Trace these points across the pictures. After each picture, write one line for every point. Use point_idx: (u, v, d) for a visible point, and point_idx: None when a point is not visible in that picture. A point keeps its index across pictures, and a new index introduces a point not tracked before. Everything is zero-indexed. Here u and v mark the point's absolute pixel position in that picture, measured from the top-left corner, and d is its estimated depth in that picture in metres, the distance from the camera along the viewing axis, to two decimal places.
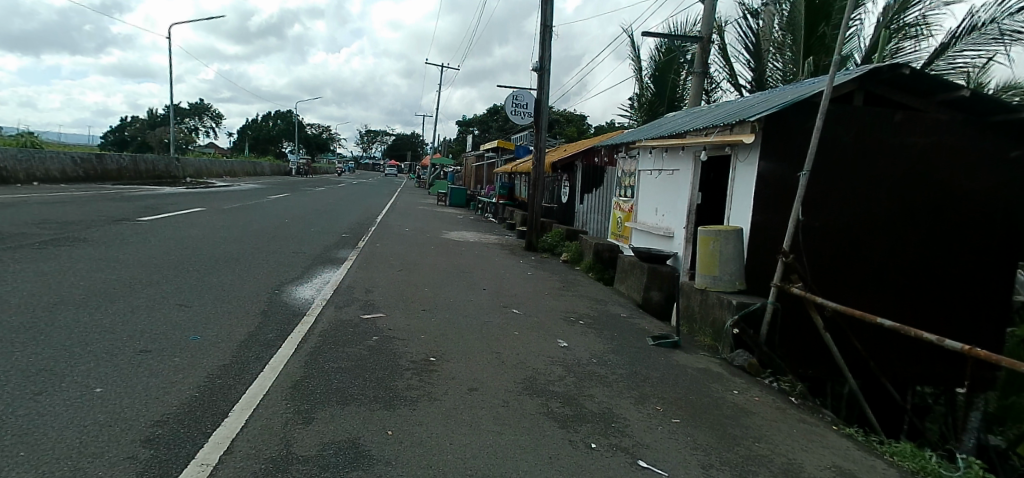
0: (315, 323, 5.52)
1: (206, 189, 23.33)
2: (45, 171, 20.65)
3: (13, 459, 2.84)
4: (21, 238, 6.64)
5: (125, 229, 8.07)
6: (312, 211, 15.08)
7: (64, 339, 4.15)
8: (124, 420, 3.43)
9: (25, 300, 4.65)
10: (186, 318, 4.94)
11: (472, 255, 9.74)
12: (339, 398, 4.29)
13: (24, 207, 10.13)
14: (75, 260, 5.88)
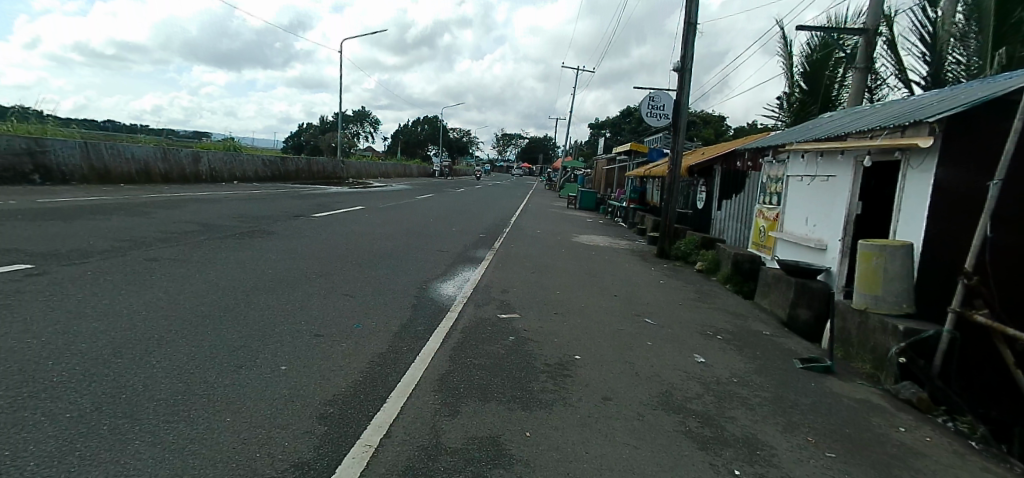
0: (458, 319, 5.76)
1: (365, 189, 25.34)
2: (241, 173, 23.65)
3: (222, 423, 3.28)
4: (226, 229, 7.72)
5: (302, 224, 9.09)
6: (450, 210, 15.89)
7: (260, 319, 4.74)
8: (303, 397, 3.81)
9: (233, 283, 5.39)
10: (351, 307, 5.41)
11: (603, 260, 9.62)
12: (481, 395, 4.42)
13: (228, 202, 11.80)
14: (266, 250, 6.69)
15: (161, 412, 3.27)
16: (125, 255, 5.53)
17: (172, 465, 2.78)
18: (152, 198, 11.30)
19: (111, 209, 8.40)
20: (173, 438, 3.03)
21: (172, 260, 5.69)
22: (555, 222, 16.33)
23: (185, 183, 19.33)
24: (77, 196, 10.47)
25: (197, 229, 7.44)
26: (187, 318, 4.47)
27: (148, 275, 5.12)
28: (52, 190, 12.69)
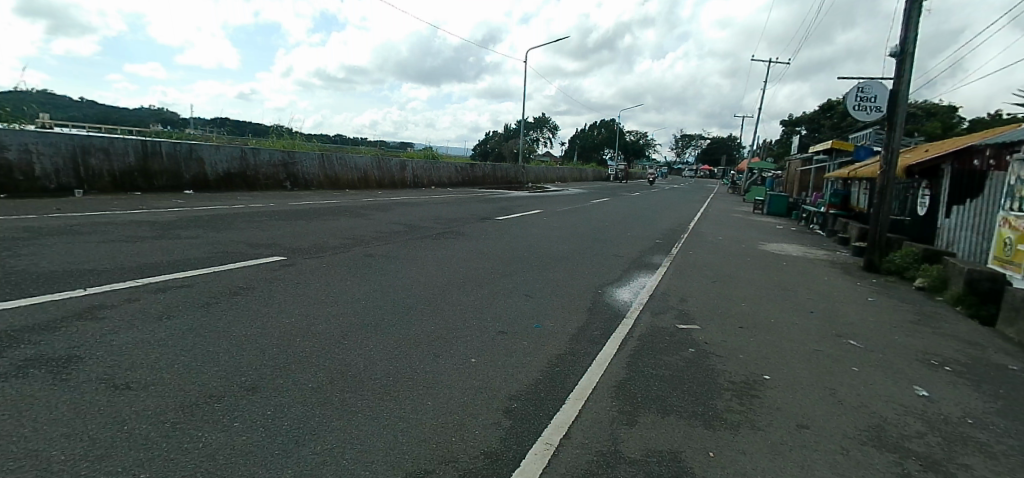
0: (635, 326, 5.63)
1: (540, 193, 26.02)
2: (438, 179, 25.65)
3: (424, 407, 3.60)
4: (426, 229, 8.57)
5: (487, 226, 9.67)
6: (620, 214, 15.69)
7: (456, 312, 5.10)
8: (490, 390, 4.02)
9: (434, 277, 5.88)
10: (534, 307, 5.59)
11: (793, 271, 8.72)
12: (662, 406, 4.23)
13: (426, 205, 13.02)
14: (457, 250, 7.26)
15: (377, 392, 3.70)
16: (350, 251, 6.38)
17: (386, 440, 3.13)
18: (370, 201, 12.91)
19: (343, 211, 9.80)
20: (385, 416, 3.41)
21: (385, 255, 6.42)
22: (736, 227, 15.17)
23: (394, 188, 21.61)
24: (316, 199, 12.44)
25: (403, 229, 8.32)
26: (399, 307, 4.96)
27: (366, 266, 5.84)
28: (298, 194, 15.05)
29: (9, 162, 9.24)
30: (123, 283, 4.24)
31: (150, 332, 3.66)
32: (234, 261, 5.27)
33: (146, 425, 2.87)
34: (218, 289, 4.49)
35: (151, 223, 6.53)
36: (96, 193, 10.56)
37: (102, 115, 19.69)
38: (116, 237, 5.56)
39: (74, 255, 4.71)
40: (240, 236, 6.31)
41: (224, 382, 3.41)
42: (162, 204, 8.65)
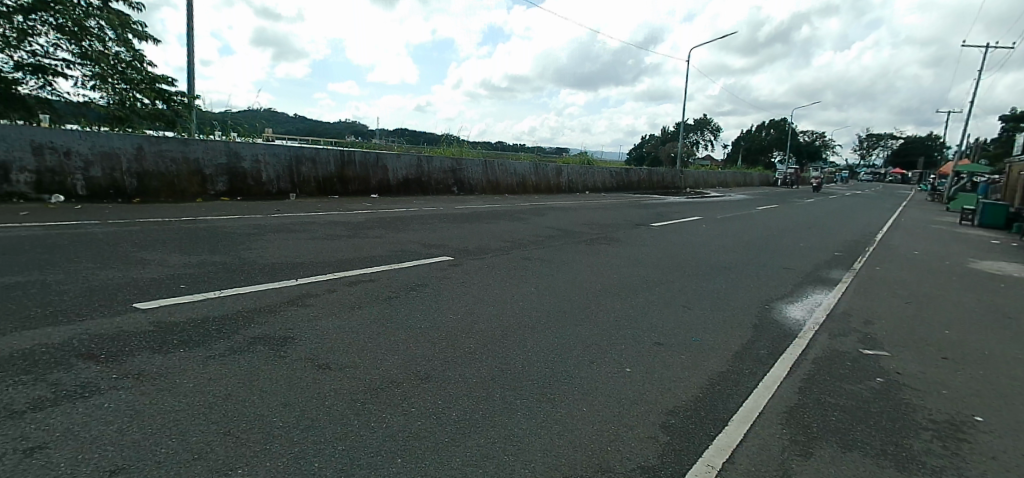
0: (808, 348, 5.08)
1: (698, 198, 24.37)
2: (599, 183, 24.31)
3: (582, 412, 3.55)
4: (581, 234, 8.64)
5: (641, 232, 9.47)
6: (786, 222, 14.35)
7: (614, 319, 5.02)
8: (647, 403, 3.82)
9: (590, 283, 5.87)
10: (692, 319, 5.32)
11: (1018, 296, 7.19)
12: (841, 434, 3.71)
13: (581, 211, 13.02)
14: (612, 256, 7.21)
15: (535, 394, 3.70)
16: (510, 253, 6.63)
17: (545, 442, 3.15)
18: (527, 206, 13.26)
19: (506, 215, 10.20)
20: (544, 417, 3.42)
21: (542, 259, 6.56)
22: (936, 241, 12.97)
23: (550, 193, 20.70)
24: (479, 204, 13.12)
25: (558, 233, 8.46)
26: (558, 309, 5.01)
27: (526, 270, 6.01)
28: (464, 198, 15.38)
29: (244, 170, 11.06)
30: (325, 275, 4.84)
31: (345, 320, 4.09)
32: (411, 259, 5.74)
33: (341, 402, 3.22)
34: (397, 285, 4.90)
35: (348, 223, 7.42)
36: (304, 197, 12.03)
37: (307, 129, 22.96)
38: (319, 234, 6.40)
39: (287, 249, 5.50)
40: (416, 237, 6.91)
41: (403, 370, 3.68)
42: (354, 207, 9.77)
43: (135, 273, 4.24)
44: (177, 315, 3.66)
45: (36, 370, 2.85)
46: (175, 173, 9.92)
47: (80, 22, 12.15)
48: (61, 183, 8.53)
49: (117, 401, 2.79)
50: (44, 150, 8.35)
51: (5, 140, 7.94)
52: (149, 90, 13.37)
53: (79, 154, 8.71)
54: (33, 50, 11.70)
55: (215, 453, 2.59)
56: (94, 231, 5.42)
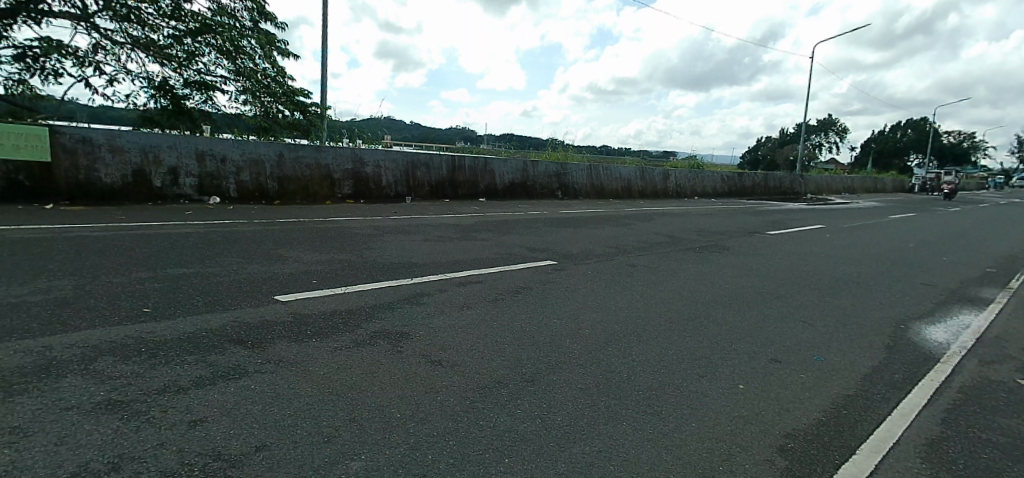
0: (952, 375, 4.48)
1: (819, 205, 22.40)
2: (710, 189, 22.76)
3: (693, 424, 3.35)
4: (689, 241, 8.34)
5: (755, 241, 8.95)
6: (927, 233, 12.77)
7: (725, 332, 4.75)
8: (761, 423, 3.48)
9: (700, 293, 5.63)
10: (814, 336, 4.92)
11: None
12: (1002, 469, 3.18)
13: (689, 217, 12.49)
14: (723, 265, 6.86)
15: (638, 405, 3.50)
16: (614, 259, 6.53)
17: (654, 453, 3.00)
18: (632, 211, 12.98)
19: (613, 221, 10.05)
20: (653, 427, 3.27)
21: (647, 267, 6.39)
22: None
23: (656, 198, 19.67)
24: (584, 208, 13.07)
25: (665, 240, 8.22)
26: (666, 319, 4.83)
27: (631, 277, 5.89)
28: (568, 203, 15.08)
29: (367, 175, 11.71)
30: (437, 275, 5.06)
31: (456, 319, 4.21)
32: (516, 263, 5.82)
33: (450, 398, 3.29)
34: (503, 287, 4.99)
35: (457, 226, 7.70)
36: (419, 200, 12.48)
37: (423, 135, 24.20)
38: (431, 236, 6.70)
39: (402, 250, 5.81)
40: (521, 241, 7.02)
41: (510, 369, 3.68)
42: (463, 210, 10.10)
43: (275, 268, 4.69)
44: (310, 308, 3.99)
45: (199, 351, 3.21)
46: (308, 177, 10.77)
47: (235, 42, 13.53)
48: (216, 186, 9.58)
49: (252, 386, 3.03)
50: (205, 157, 9.47)
51: (176, 147, 9.15)
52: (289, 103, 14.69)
53: (232, 160, 9.78)
54: (198, 68, 13.25)
55: (340, 438, 2.76)
56: (241, 228, 6.06)
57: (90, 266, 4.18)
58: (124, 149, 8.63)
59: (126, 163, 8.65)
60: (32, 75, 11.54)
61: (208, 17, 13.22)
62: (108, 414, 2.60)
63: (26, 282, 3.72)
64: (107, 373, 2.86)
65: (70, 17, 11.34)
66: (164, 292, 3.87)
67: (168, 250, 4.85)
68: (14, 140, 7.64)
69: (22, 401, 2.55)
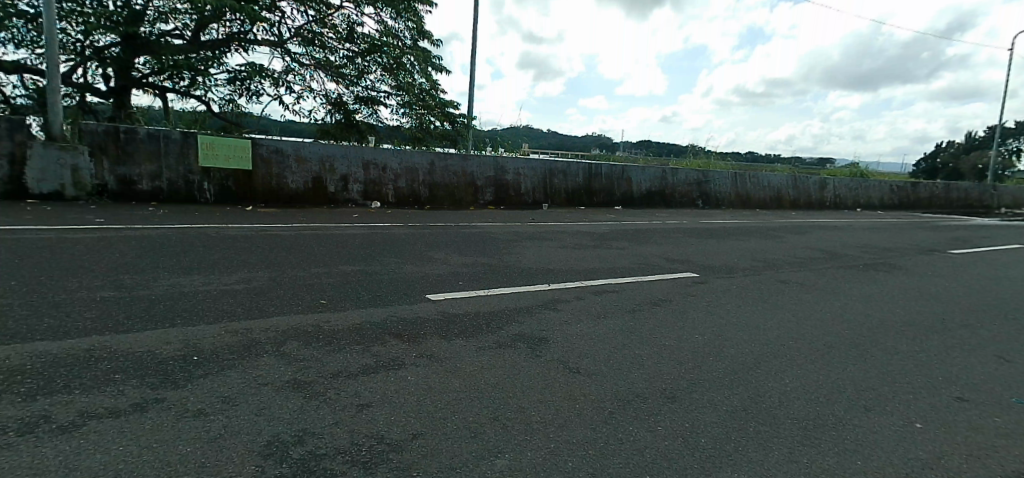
0: None
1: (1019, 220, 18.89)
2: (876, 200, 20.21)
3: (860, 462, 2.94)
4: (851, 258, 7.57)
5: (934, 260, 7.85)
6: None
7: (895, 361, 4.22)
8: (946, 468, 2.97)
9: (864, 315, 5.08)
10: (1015, 374, 4.17)
11: None
12: None
13: (850, 231, 11.26)
14: (892, 286, 6.13)
15: (793, 432, 3.17)
16: (762, 274, 6.12)
17: None
18: (782, 223, 12.00)
19: (763, 234, 9.39)
20: (813, 459, 2.93)
21: (800, 283, 5.90)
22: None
23: (810, 210, 17.99)
24: (727, 219, 12.36)
25: (822, 256, 7.52)
26: (822, 342, 4.42)
27: (783, 294, 5.48)
28: (710, 213, 14.36)
29: (508, 182, 12.14)
30: (574, 282, 5.10)
31: (594, 327, 4.19)
32: (655, 274, 5.68)
33: (591, 407, 3.20)
34: (640, 298, 4.88)
35: (594, 234, 7.71)
36: (556, 207, 12.65)
37: (559, 143, 24.41)
38: (568, 243, 6.79)
39: (541, 255, 5.96)
40: (659, 251, 6.84)
41: (649, 384, 3.49)
42: (601, 218, 10.06)
43: (426, 269, 5.03)
44: (458, 307, 4.23)
45: (365, 341, 3.53)
46: (454, 184, 11.42)
47: (399, 60, 14.84)
48: (377, 192, 10.48)
49: (408, 377, 3.26)
50: (369, 166, 10.40)
51: (347, 157, 10.17)
52: (440, 114, 16.12)
53: (391, 169, 10.64)
54: (367, 85, 14.67)
55: (485, 436, 2.84)
56: (397, 231, 6.61)
57: (278, 260, 4.79)
58: (307, 159, 9.78)
59: (308, 171, 9.79)
60: (239, 96, 13.52)
61: (377, 38, 14.46)
62: (296, 393, 2.94)
63: (232, 271, 4.35)
64: (294, 355, 3.24)
65: (269, 44, 13.12)
66: (337, 286, 4.31)
67: (338, 248, 5.42)
68: (227, 152, 9.05)
69: (232, 373, 2.97)
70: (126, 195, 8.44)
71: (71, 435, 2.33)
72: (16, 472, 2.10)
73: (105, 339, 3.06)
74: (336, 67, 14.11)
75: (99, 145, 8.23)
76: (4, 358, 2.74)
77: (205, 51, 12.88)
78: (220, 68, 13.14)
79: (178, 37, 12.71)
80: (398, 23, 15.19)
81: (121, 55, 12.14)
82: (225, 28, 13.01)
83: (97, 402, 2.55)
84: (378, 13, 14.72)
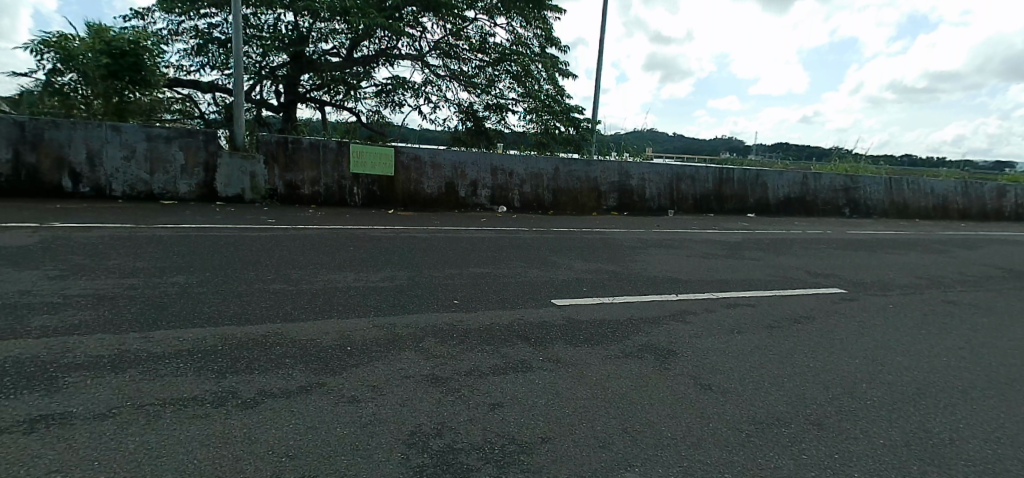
0: None
1: None
2: None
3: None
4: None
5: None
6: None
7: None
8: None
9: None
10: None
11: None
12: None
13: None
14: None
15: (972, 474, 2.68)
16: (924, 293, 5.44)
17: None
18: (948, 236, 10.55)
19: (927, 248, 8.33)
20: None
21: (975, 306, 5.14)
22: None
23: (983, 221, 15.61)
24: (880, 230, 11.13)
25: (1005, 275, 6.50)
26: (1003, 374, 3.79)
27: (951, 317, 4.82)
28: (860, 223, 13.05)
29: (633, 188, 11.95)
30: (704, 293, 4.89)
31: (728, 342, 3.97)
32: (794, 288, 5.27)
33: (724, 427, 2.96)
34: (778, 314, 4.55)
35: (723, 243, 7.35)
36: (682, 214, 12.26)
37: (684, 146, 23.52)
38: (697, 252, 6.52)
39: (669, 264, 5.77)
40: (799, 263, 6.34)
41: (791, 409, 3.18)
42: (733, 227, 9.55)
43: (552, 273, 5.10)
44: (586, 314, 4.23)
45: (495, 342, 3.65)
46: (578, 189, 11.48)
47: (527, 67, 15.32)
48: (504, 197, 10.80)
49: (537, 380, 3.29)
50: (497, 172, 10.80)
51: (478, 164, 10.64)
52: (565, 120, 16.25)
53: (518, 175, 10.96)
54: (495, 93, 15.21)
55: (614, 448, 2.72)
56: (522, 235, 6.77)
57: (416, 260, 5.11)
58: (441, 165, 10.35)
59: (442, 177, 10.35)
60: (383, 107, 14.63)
61: (507, 48, 15.12)
62: (433, 387, 3.09)
63: (376, 270, 4.71)
64: (433, 352, 3.44)
65: (411, 58, 14.07)
66: (468, 287, 4.51)
67: (467, 251, 5.65)
68: (373, 159, 9.81)
69: (380, 365, 3.21)
70: (291, 198, 9.45)
71: (252, 410, 2.64)
72: (212, 438, 2.40)
73: (273, 327, 3.45)
74: (468, 76, 14.84)
75: (272, 155, 9.31)
76: (202, 338, 3.20)
77: (357, 67, 14.05)
78: (369, 82, 14.28)
79: (335, 55, 14.04)
80: (528, 32, 15.64)
81: (289, 74, 13.70)
82: (375, 45, 14.17)
83: (273, 383, 2.87)
84: (509, 23, 15.26)
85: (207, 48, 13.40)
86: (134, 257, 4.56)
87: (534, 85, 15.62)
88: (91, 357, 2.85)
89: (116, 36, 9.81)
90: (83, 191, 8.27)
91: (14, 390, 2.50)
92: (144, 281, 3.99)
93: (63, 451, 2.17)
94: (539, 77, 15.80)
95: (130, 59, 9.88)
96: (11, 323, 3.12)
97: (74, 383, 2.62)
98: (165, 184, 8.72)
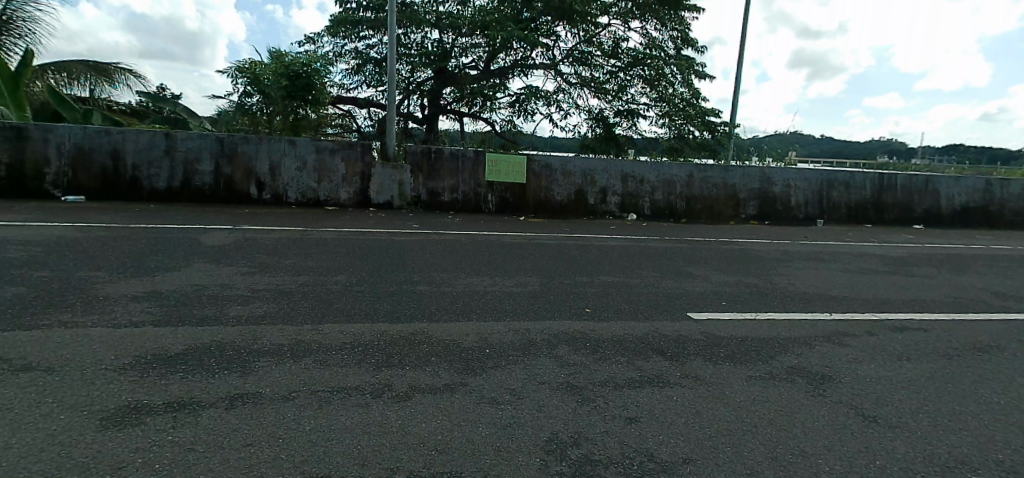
0: None
1: None
2: None
3: None
4: None
5: None
6: None
7: None
8: None
9: None
10: None
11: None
12: None
13: None
14: None
15: None
16: None
17: None
18: None
19: None
20: None
21: None
22: None
23: None
24: None
25: None
26: None
27: None
28: None
29: (775, 195, 11.17)
30: (860, 314, 4.44)
31: (895, 371, 3.56)
32: (975, 312, 4.59)
33: (894, 465, 2.61)
34: (957, 342, 3.98)
35: (884, 258, 6.60)
36: (834, 224, 11.21)
37: (832, 151, 21.48)
38: (855, 267, 5.93)
39: (819, 280, 5.31)
40: (983, 284, 5.52)
41: (981, 453, 2.73)
42: (895, 239, 8.58)
43: (686, 284, 4.91)
44: (726, 330, 4.02)
45: (629, 354, 3.59)
46: (714, 197, 10.97)
47: (661, 70, 14.96)
48: (634, 204, 10.63)
49: (681, 397, 3.17)
50: (628, 178, 10.63)
51: (608, 171, 10.56)
52: (699, 124, 15.55)
53: (650, 182, 10.71)
54: (627, 99, 14.99)
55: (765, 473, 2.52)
56: (655, 244, 6.60)
57: (547, 267, 5.19)
58: (572, 173, 10.42)
59: (572, 184, 10.41)
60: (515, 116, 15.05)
61: (640, 52, 14.89)
62: (567, 395, 3.10)
63: (509, 276, 4.84)
64: (567, 359, 3.46)
65: (545, 67, 14.32)
66: (600, 296, 4.48)
67: (596, 259, 5.63)
68: (506, 167, 10.18)
69: (516, 369, 3.30)
70: (433, 205, 10.00)
71: (403, 403, 2.82)
72: (372, 427, 2.59)
73: (421, 326, 3.68)
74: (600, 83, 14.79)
75: (416, 164, 9.95)
76: (361, 333, 3.50)
77: (494, 78, 14.58)
78: (505, 93, 14.76)
79: (473, 68, 14.65)
80: (662, 34, 15.26)
81: (433, 87, 14.57)
82: (511, 56, 14.61)
83: (421, 379, 3.06)
84: (643, 26, 14.98)
85: (365, 68, 14.67)
86: (305, 256, 5.10)
87: (666, 88, 15.19)
88: (273, 345, 3.23)
89: (293, 60, 10.88)
90: (265, 197, 9.42)
91: (218, 368, 2.92)
92: (313, 279, 4.45)
93: (254, 427, 2.46)
94: (673, 79, 15.31)
95: (302, 80, 10.95)
96: (215, 311, 3.65)
97: (262, 366, 2.99)
98: (329, 191, 9.66)
